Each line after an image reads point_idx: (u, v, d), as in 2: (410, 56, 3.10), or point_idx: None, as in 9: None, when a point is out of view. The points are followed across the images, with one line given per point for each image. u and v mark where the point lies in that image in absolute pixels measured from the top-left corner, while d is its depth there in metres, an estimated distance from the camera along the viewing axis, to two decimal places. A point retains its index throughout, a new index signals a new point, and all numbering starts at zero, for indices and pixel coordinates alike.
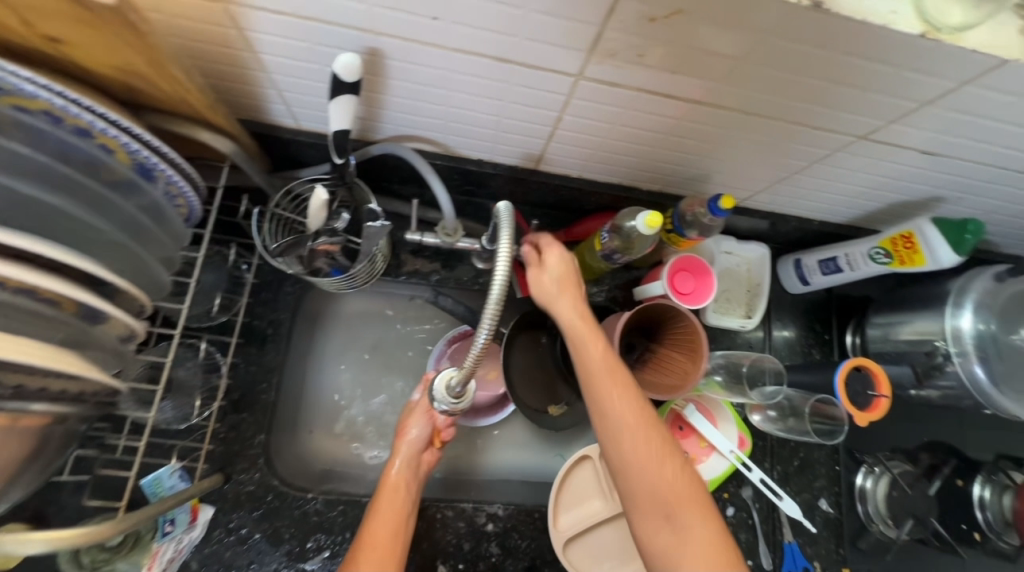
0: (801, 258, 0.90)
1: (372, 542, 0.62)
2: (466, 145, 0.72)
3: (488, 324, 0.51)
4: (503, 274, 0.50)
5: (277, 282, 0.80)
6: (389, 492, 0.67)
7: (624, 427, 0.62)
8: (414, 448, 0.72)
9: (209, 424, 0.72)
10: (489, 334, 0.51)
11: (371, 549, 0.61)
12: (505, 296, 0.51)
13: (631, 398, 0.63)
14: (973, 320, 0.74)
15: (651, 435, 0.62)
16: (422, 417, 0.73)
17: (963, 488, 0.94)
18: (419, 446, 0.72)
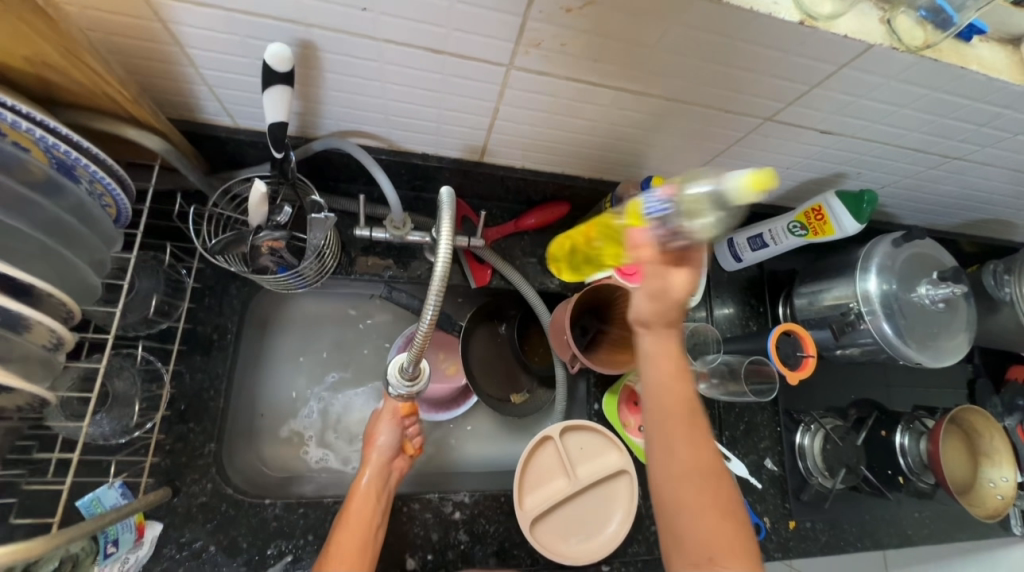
0: (732, 237, 0.97)
1: (340, 551, 0.62)
2: (411, 139, 0.73)
3: (433, 305, 0.52)
4: (445, 260, 0.51)
5: (221, 286, 0.77)
6: (362, 503, 0.67)
7: (666, 405, 0.54)
8: (383, 457, 0.71)
9: (151, 436, 0.68)
10: (433, 314, 0.52)
11: (339, 562, 0.60)
12: (448, 277, 0.52)
13: (682, 394, 0.54)
14: (878, 282, 0.83)
15: (693, 418, 0.54)
16: (391, 425, 0.73)
17: (885, 438, 1.04)
18: (389, 453, 0.72)
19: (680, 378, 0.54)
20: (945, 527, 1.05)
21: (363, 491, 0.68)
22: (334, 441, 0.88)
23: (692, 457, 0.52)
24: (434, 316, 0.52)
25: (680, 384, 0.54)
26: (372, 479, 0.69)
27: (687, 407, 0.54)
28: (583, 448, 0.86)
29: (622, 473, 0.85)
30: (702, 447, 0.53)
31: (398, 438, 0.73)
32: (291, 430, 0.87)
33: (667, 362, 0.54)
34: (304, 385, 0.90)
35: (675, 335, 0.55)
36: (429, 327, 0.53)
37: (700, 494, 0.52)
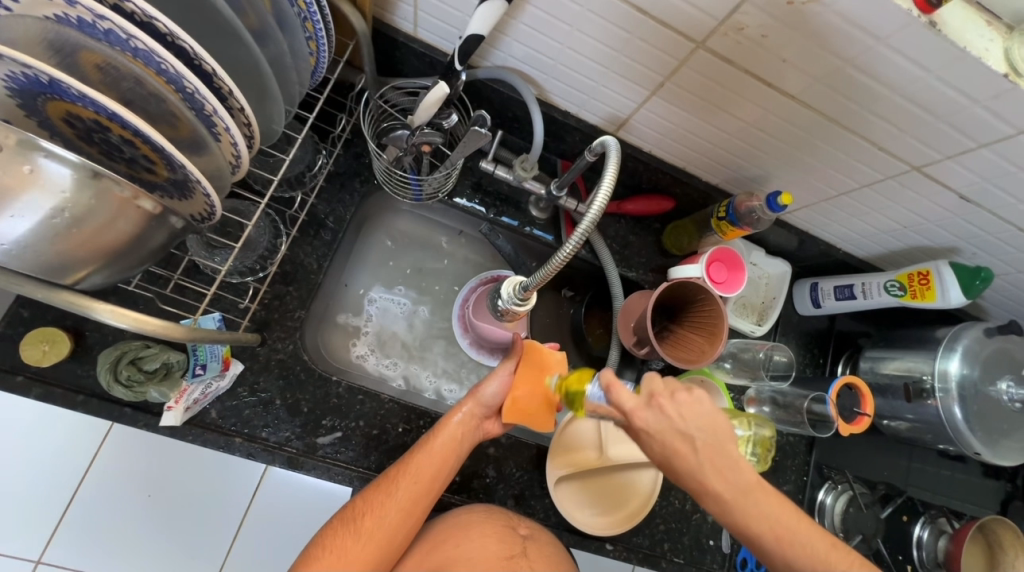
0: (818, 282, 0.97)
1: (414, 473, 0.65)
2: (562, 93, 0.77)
3: (573, 245, 0.59)
4: (602, 202, 0.56)
5: (347, 177, 0.83)
6: (447, 440, 0.67)
7: (747, 489, 0.52)
8: (480, 409, 0.70)
9: (261, 284, 0.75)
10: (574, 247, 0.59)
11: (412, 478, 0.64)
12: (598, 221, 0.57)
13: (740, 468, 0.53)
14: (960, 365, 0.83)
15: (764, 485, 0.53)
16: (498, 382, 0.72)
17: (905, 524, 1.03)
18: (486, 407, 0.71)
19: (715, 458, 0.52)
20: None
21: (450, 437, 0.68)
22: (380, 347, 0.93)
23: (772, 522, 0.52)
24: (563, 260, 0.60)
25: (726, 465, 0.52)
26: (463, 421, 0.69)
27: (747, 477, 0.53)
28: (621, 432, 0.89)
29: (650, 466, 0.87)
30: (780, 503, 0.53)
31: (501, 398, 0.71)
32: (348, 320, 0.91)
33: (709, 433, 0.53)
34: (377, 288, 0.95)
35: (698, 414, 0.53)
36: (553, 268, 0.62)
37: (804, 549, 0.51)
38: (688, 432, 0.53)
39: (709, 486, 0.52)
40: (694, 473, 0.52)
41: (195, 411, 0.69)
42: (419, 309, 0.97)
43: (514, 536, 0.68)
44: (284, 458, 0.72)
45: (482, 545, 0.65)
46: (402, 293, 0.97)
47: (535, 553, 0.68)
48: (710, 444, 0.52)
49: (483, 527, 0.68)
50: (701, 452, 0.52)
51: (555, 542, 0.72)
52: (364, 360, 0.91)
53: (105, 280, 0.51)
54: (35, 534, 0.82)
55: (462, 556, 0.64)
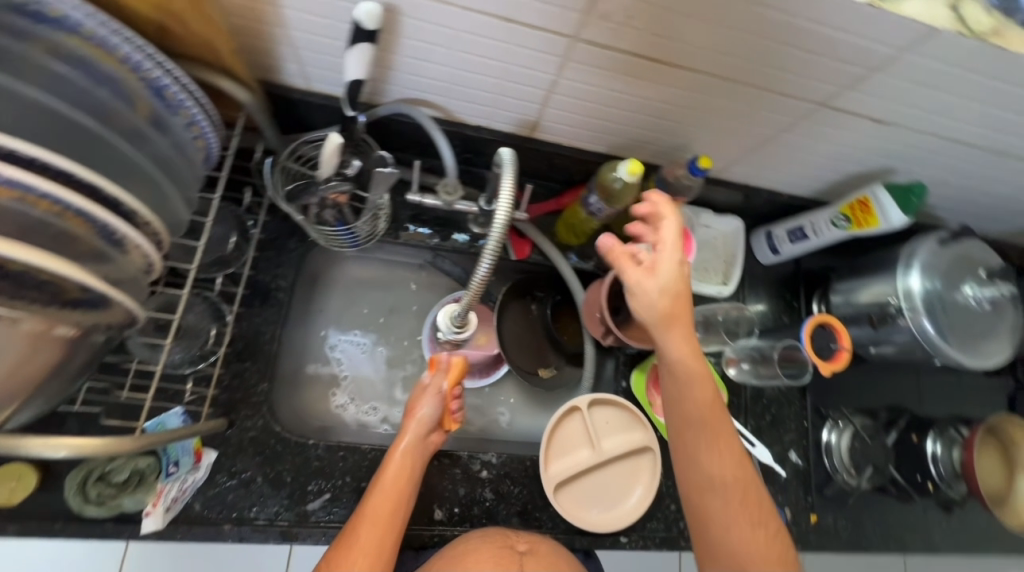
0: (770, 230, 0.98)
1: (373, 517, 0.64)
2: (469, 111, 0.77)
3: (487, 262, 0.60)
4: (505, 209, 0.56)
5: (281, 240, 0.83)
6: (399, 469, 0.69)
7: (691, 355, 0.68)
8: (424, 428, 0.73)
9: (215, 367, 0.75)
10: (488, 267, 0.61)
11: (371, 524, 0.64)
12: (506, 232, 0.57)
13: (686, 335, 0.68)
14: (921, 279, 0.82)
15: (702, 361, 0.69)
16: (433, 398, 0.75)
17: (917, 443, 1.02)
18: (428, 426, 0.73)
19: (719, 426, 0.68)
20: (973, 542, 1.01)
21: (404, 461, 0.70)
22: (355, 393, 0.92)
23: (730, 479, 0.66)
24: (485, 277, 0.63)
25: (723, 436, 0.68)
26: (409, 448, 0.71)
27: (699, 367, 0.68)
28: (609, 422, 0.88)
29: (646, 448, 0.87)
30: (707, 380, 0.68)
31: (439, 412, 0.74)
32: (318, 370, 0.91)
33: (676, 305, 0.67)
34: (334, 333, 0.94)
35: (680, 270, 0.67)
36: (480, 283, 0.65)
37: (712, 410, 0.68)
38: (703, 392, 0.68)
39: (698, 413, 0.68)
40: (678, 382, 0.69)
41: (176, 510, 0.69)
42: (390, 349, 0.96)
43: (511, 555, 0.67)
44: (278, 533, 0.72)
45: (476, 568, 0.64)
46: (362, 335, 0.96)
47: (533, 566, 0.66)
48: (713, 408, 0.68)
49: (478, 553, 0.66)
50: (689, 364, 0.68)
51: (558, 552, 0.71)
52: (344, 409, 0.90)
53: (32, 414, 0.51)
54: None
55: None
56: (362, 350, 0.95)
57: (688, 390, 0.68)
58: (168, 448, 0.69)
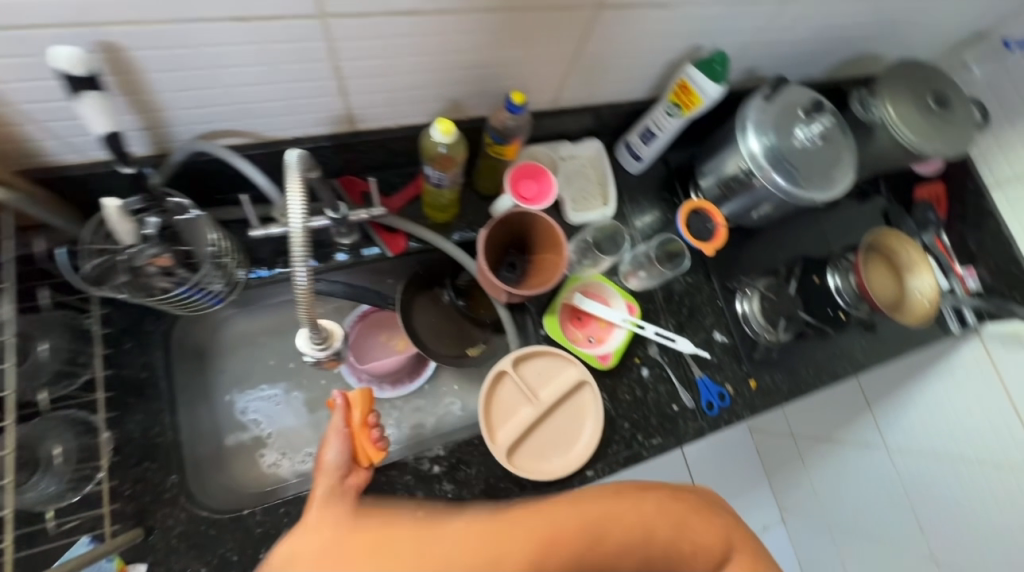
0: (626, 140, 1.01)
1: None
2: (274, 126, 0.73)
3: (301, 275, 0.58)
4: (296, 216, 0.54)
5: (135, 325, 0.76)
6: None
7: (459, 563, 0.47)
8: (332, 475, 0.67)
9: (105, 484, 0.68)
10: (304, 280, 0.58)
11: None
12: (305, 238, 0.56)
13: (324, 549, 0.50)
14: (759, 138, 0.87)
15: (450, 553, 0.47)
16: (336, 442, 0.71)
17: (819, 283, 1.10)
18: (337, 472, 0.68)
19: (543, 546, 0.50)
20: (892, 348, 1.11)
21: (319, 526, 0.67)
22: (286, 447, 0.91)
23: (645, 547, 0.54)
24: (301, 290, 0.57)
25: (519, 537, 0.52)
26: (327, 497, 0.68)
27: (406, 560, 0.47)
28: (541, 374, 0.90)
29: (583, 383, 0.90)
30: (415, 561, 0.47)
31: (345, 454, 0.70)
32: (239, 438, 0.90)
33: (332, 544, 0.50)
34: (240, 396, 0.92)
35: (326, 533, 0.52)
36: (303, 302, 0.59)
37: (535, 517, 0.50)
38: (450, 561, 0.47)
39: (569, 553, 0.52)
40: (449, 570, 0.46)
41: None
42: (304, 392, 0.95)
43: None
44: None
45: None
46: (271, 388, 0.94)
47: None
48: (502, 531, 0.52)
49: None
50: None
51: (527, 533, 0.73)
52: (278, 466, 0.89)
53: None
54: None
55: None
56: (277, 402, 0.93)
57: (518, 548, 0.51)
58: None
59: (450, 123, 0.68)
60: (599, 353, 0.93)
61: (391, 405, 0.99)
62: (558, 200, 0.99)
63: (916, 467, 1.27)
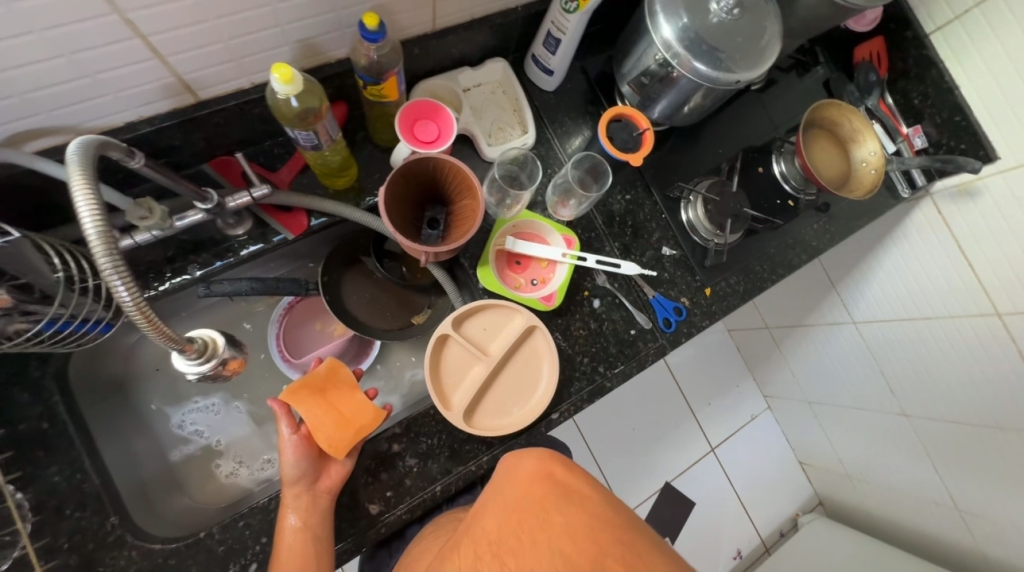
0: (533, 52, 0.90)
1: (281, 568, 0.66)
2: (93, 112, 0.61)
3: (120, 286, 0.45)
4: (84, 196, 0.43)
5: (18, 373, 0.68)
6: (293, 543, 0.67)
7: None
8: (298, 481, 0.71)
9: (32, 545, 0.64)
10: (126, 291, 0.45)
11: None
12: (107, 225, 0.44)
13: None
14: (670, 23, 0.77)
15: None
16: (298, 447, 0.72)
17: (763, 173, 1.05)
18: (305, 473, 0.72)
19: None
20: (845, 226, 1.08)
21: (305, 526, 0.69)
22: (240, 456, 0.87)
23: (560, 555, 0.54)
24: (136, 314, 0.46)
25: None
26: (298, 501, 0.71)
27: None
28: (487, 327, 0.85)
29: (533, 328, 0.84)
30: None
31: (304, 460, 0.72)
32: (185, 452, 0.85)
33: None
34: (175, 411, 0.87)
35: None
36: (148, 326, 0.48)
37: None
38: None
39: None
40: None
41: None
42: (246, 401, 0.90)
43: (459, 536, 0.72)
44: None
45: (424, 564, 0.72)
46: (207, 398, 0.88)
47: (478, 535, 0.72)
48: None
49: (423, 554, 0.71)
50: None
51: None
52: (235, 475, 0.86)
53: None
54: None
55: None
56: (216, 412, 0.88)
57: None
58: None
59: (288, 68, 0.56)
60: (543, 295, 0.88)
61: None
62: (471, 137, 0.89)
63: (880, 335, 1.30)
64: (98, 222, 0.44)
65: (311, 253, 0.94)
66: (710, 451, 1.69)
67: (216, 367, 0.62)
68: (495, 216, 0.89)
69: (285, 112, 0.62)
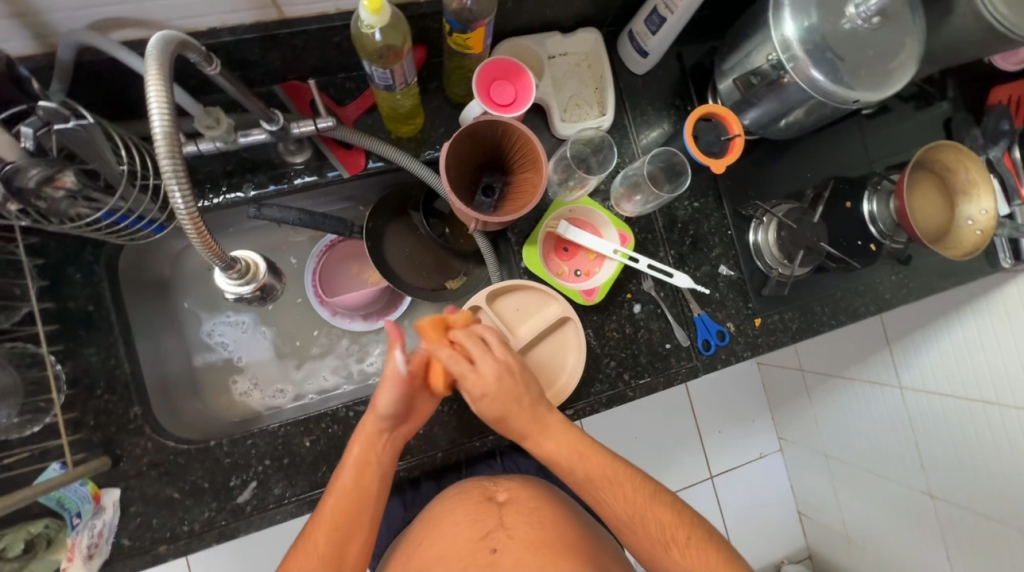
0: (631, 28, 0.83)
1: (336, 500, 0.65)
2: (179, 11, 0.60)
3: (177, 195, 0.45)
4: (158, 92, 0.43)
5: (73, 255, 0.71)
6: (357, 475, 0.66)
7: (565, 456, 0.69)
8: (381, 420, 0.66)
9: (63, 416, 0.67)
10: (182, 201, 0.45)
11: (331, 504, 0.65)
12: (173, 129, 0.44)
13: (339, 528, 0.64)
14: (796, 19, 0.68)
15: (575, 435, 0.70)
16: (392, 391, 0.65)
17: (851, 209, 0.95)
18: (388, 416, 0.66)
19: (579, 441, 0.70)
20: (925, 284, 0.99)
21: (498, 412, 0.68)
22: (258, 378, 0.90)
23: (644, 510, 0.67)
24: (189, 224, 0.46)
25: (552, 431, 0.70)
26: (371, 437, 0.67)
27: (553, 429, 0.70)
28: (520, 308, 0.82)
29: (566, 320, 0.81)
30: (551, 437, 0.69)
31: (398, 405, 0.66)
32: (207, 359, 0.88)
33: (347, 515, 0.65)
34: (208, 317, 0.89)
35: (346, 522, 0.64)
36: (197, 237, 0.48)
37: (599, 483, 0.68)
38: (559, 450, 0.69)
39: (586, 474, 0.69)
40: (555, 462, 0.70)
41: (103, 553, 0.67)
42: (272, 327, 0.92)
43: (490, 509, 0.68)
44: (217, 534, 0.71)
45: (453, 532, 0.65)
46: (238, 314, 0.91)
47: (512, 517, 0.68)
48: (538, 414, 0.70)
49: (454, 515, 0.67)
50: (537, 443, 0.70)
51: (537, 496, 0.72)
52: (249, 395, 0.89)
53: None
54: None
55: (434, 554, 0.64)
56: (244, 329, 0.91)
57: (552, 453, 0.70)
58: (61, 501, 0.65)
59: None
60: (584, 288, 0.84)
61: (366, 338, 0.95)
62: (545, 108, 0.84)
63: (926, 406, 1.20)
64: (165, 124, 0.43)
65: (360, 196, 0.93)
66: (709, 478, 1.62)
67: (254, 289, 0.64)
68: (552, 196, 0.85)
69: (368, 48, 0.59)
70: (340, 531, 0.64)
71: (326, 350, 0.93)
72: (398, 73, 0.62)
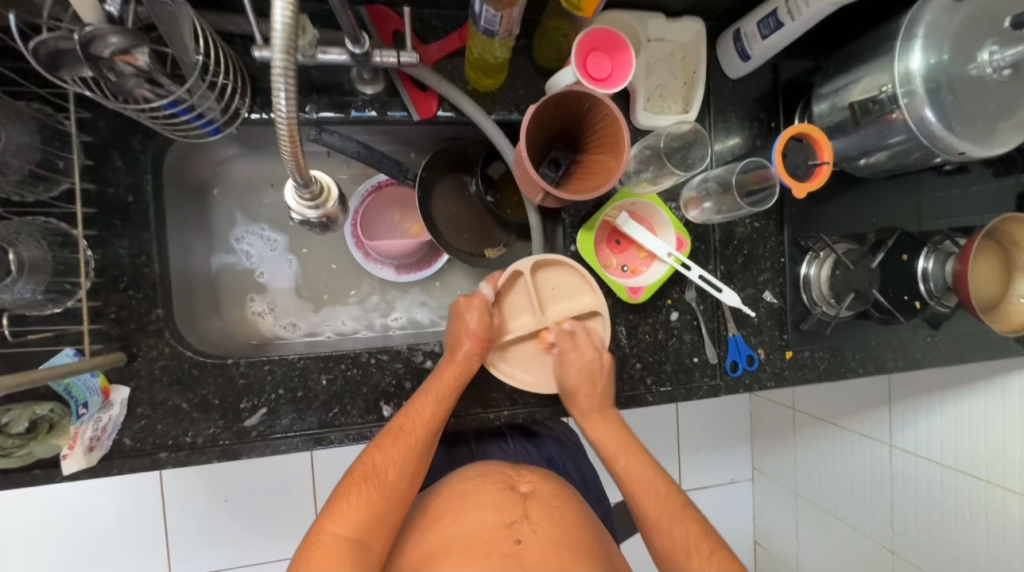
0: (739, 27, 0.78)
1: (417, 410, 0.69)
2: None
3: (281, 103, 0.46)
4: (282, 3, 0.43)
5: (120, 140, 0.67)
6: (438, 397, 0.70)
7: (614, 445, 0.75)
8: (476, 339, 0.73)
9: (86, 303, 0.65)
10: (285, 110, 0.47)
11: (409, 418, 0.68)
12: (292, 41, 0.45)
13: (424, 434, 0.68)
14: (925, 53, 0.64)
15: (623, 431, 0.76)
16: (481, 310, 0.74)
17: (906, 263, 0.91)
18: (481, 333, 0.73)
19: (625, 436, 0.76)
20: (957, 352, 0.98)
21: (571, 388, 0.75)
22: (276, 304, 0.88)
23: (671, 519, 0.68)
24: (286, 131, 0.48)
25: (605, 418, 0.76)
26: (465, 355, 0.72)
27: (611, 421, 0.76)
28: (556, 287, 0.79)
29: (595, 313, 0.79)
30: (603, 422, 0.76)
31: (487, 325, 0.74)
32: (229, 270, 0.87)
33: (427, 428, 0.68)
34: (241, 223, 0.88)
35: (426, 432, 0.68)
36: (288, 147, 0.50)
37: (636, 478, 0.71)
38: (608, 430, 0.76)
39: (628, 470, 0.72)
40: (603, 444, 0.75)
41: (102, 448, 0.66)
42: (300, 259, 0.89)
43: (513, 497, 0.69)
44: (218, 452, 0.70)
45: (477, 515, 0.66)
46: (272, 231, 0.89)
47: (536, 511, 0.68)
48: (601, 400, 0.76)
49: (478, 497, 0.69)
50: (598, 423, 0.76)
51: (560, 495, 0.73)
52: (262, 317, 0.87)
53: None
54: (152, 537, 1.11)
55: (457, 526, 0.66)
56: (273, 248, 0.88)
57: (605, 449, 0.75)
58: (69, 389, 0.62)
59: None
60: (629, 286, 0.82)
61: (393, 289, 0.93)
62: (630, 92, 0.80)
63: (914, 470, 1.19)
64: (287, 15, 0.44)
65: (416, 142, 0.89)
66: None
67: (320, 214, 0.66)
68: (619, 184, 0.81)
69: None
70: (411, 437, 0.67)
71: (350, 292, 0.91)
72: (506, 20, 0.59)
